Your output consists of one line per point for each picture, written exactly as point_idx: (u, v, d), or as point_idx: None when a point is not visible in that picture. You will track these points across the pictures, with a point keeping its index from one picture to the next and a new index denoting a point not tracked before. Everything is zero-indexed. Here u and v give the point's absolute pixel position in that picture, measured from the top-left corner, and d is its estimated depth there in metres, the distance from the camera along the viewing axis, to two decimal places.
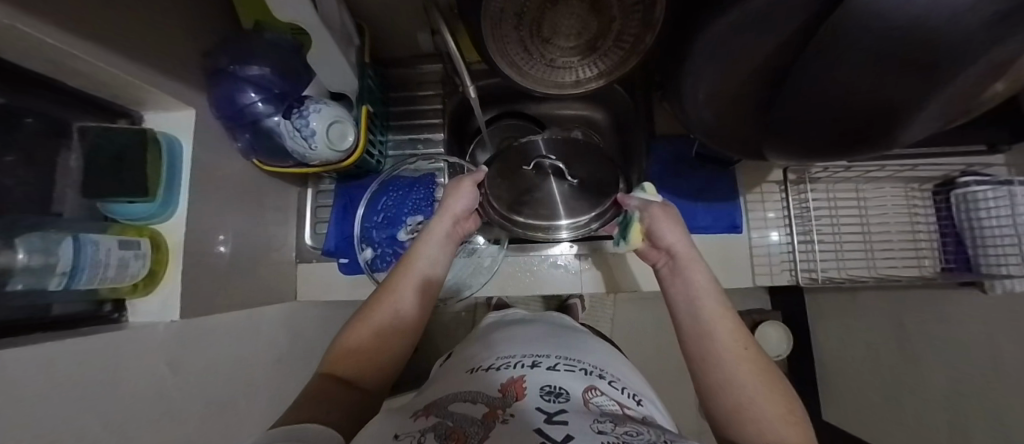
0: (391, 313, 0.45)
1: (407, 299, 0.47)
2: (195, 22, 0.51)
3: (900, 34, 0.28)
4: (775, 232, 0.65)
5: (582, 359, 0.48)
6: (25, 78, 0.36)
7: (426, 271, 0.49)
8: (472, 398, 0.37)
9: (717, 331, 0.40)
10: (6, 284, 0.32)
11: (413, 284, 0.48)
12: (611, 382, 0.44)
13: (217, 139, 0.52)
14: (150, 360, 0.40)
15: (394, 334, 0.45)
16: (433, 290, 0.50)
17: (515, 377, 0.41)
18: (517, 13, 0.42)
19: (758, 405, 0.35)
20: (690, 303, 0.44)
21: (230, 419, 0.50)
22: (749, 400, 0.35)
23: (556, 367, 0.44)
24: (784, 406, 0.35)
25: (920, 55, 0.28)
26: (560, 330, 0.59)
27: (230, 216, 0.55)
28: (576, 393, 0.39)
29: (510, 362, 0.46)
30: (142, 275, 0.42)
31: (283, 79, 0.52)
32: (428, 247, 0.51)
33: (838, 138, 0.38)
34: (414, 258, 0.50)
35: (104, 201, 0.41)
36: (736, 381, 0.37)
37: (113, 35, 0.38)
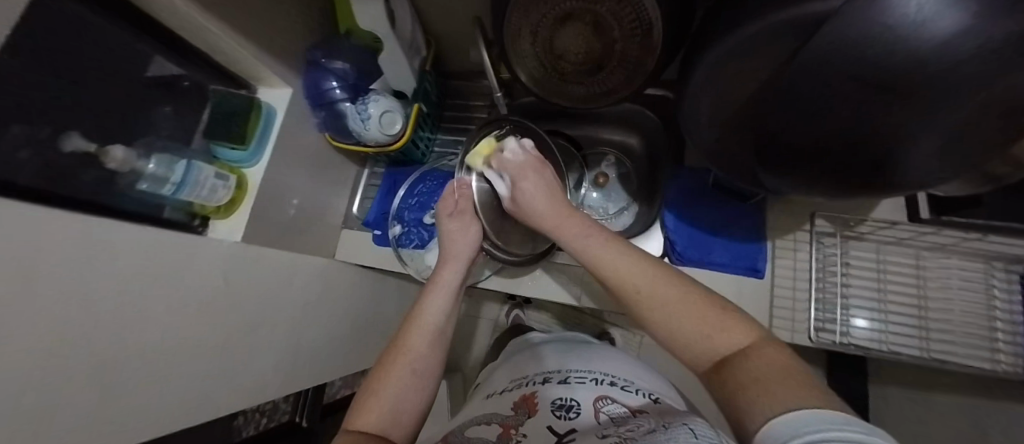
0: (409, 366, 0.51)
1: (424, 349, 0.53)
2: (309, 26, 0.67)
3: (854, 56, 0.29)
4: (800, 284, 0.59)
5: (593, 368, 0.56)
6: (187, 49, 0.54)
7: (437, 315, 0.56)
8: (488, 419, 0.48)
9: (631, 295, 0.45)
10: (138, 183, 0.49)
11: (429, 332, 0.54)
12: (623, 387, 0.51)
13: (303, 113, 0.67)
14: (214, 260, 0.53)
15: (419, 381, 0.50)
16: (444, 339, 0.56)
17: (526, 394, 0.52)
18: (534, 30, 0.48)
19: (699, 340, 0.39)
20: (603, 277, 0.49)
21: (257, 334, 0.60)
22: (692, 338, 0.40)
23: (567, 380, 0.53)
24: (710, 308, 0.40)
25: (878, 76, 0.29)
26: (577, 344, 0.68)
27: (302, 176, 0.69)
28: (586, 403, 0.47)
29: (524, 380, 0.57)
30: (223, 203, 0.55)
31: (359, 75, 0.65)
32: (439, 294, 0.58)
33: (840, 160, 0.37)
34: (423, 316, 0.56)
35: (216, 144, 0.58)
36: (670, 330, 0.41)
37: (247, 25, 0.54)
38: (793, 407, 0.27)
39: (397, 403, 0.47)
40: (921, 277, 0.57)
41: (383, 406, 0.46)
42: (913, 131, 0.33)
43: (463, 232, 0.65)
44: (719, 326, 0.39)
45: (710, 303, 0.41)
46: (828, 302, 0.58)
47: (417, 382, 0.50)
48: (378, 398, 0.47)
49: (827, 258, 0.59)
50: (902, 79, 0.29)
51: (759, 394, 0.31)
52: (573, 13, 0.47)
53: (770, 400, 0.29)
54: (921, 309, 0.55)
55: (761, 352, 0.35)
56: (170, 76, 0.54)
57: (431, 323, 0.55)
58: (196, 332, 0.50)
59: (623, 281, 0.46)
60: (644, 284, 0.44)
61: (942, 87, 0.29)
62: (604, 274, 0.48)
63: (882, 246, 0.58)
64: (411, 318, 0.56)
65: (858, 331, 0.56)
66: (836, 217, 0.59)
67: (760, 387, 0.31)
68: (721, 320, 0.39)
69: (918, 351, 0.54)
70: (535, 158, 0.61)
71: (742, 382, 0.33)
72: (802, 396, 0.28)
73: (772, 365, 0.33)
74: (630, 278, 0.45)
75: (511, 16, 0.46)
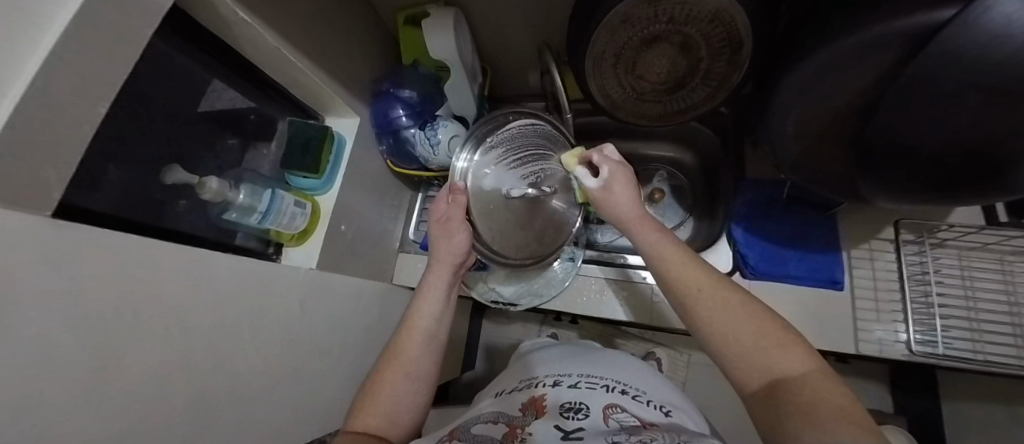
0: (406, 372, 0.51)
1: (418, 353, 0.53)
2: (374, 60, 0.72)
3: (941, 52, 0.32)
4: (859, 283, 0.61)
5: (604, 374, 0.54)
6: (267, 84, 0.60)
7: (431, 321, 0.55)
8: (494, 418, 0.48)
9: (693, 296, 0.43)
10: (226, 212, 0.53)
11: (421, 338, 0.54)
12: (634, 397, 0.49)
13: (368, 140, 0.70)
14: (288, 287, 0.54)
15: (414, 384, 0.51)
16: (437, 343, 0.55)
17: (536, 395, 0.51)
18: (616, 54, 0.50)
19: (755, 355, 0.37)
20: (658, 274, 0.46)
21: (320, 359, 0.60)
22: (747, 352, 0.38)
23: (577, 384, 0.51)
24: (789, 349, 0.37)
25: (961, 69, 0.31)
26: (579, 346, 0.67)
27: (363, 201, 0.72)
28: (597, 409, 0.46)
29: (531, 381, 0.56)
30: (297, 230, 0.58)
31: (423, 101, 0.70)
32: (433, 298, 0.56)
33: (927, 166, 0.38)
34: (416, 318, 0.54)
35: (290, 173, 0.61)
36: (727, 339, 0.39)
37: (319, 57, 0.58)
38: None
39: (391, 403, 0.48)
40: (1012, 283, 0.57)
41: (384, 407, 0.48)
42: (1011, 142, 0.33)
43: (452, 236, 0.55)
44: (782, 348, 0.37)
45: (777, 323, 0.39)
46: (917, 311, 0.59)
47: (412, 384, 0.51)
48: (378, 399, 0.49)
49: (911, 266, 0.60)
50: (1010, 88, 0.30)
51: (822, 426, 0.30)
52: (660, 35, 0.48)
53: (825, 431, 0.29)
54: (1018, 316, 0.56)
55: (819, 387, 0.33)
56: (238, 110, 0.58)
57: (424, 327, 0.54)
58: (269, 356, 0.51)
59: (684, 278, 0.44)
60: (706, 285, 0.42)
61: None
62: (663, 270, 0.45)
63: (967, 252, 0.59)
64: (407, 323, 0.54)
65: (953, 341, 0.56)
66: (919, 225, 0.60)
67: (813, 421, 0.30)
68: (782, 342, 0.37)
69: (1019, 361, 0.54)
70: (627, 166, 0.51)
71: (790, 410, 0.32)
72: (859, 440, 0.28)
73: (828, 400, 0.32)
74: (692, 282, 0.43)
75: (596, 43, 0.48)
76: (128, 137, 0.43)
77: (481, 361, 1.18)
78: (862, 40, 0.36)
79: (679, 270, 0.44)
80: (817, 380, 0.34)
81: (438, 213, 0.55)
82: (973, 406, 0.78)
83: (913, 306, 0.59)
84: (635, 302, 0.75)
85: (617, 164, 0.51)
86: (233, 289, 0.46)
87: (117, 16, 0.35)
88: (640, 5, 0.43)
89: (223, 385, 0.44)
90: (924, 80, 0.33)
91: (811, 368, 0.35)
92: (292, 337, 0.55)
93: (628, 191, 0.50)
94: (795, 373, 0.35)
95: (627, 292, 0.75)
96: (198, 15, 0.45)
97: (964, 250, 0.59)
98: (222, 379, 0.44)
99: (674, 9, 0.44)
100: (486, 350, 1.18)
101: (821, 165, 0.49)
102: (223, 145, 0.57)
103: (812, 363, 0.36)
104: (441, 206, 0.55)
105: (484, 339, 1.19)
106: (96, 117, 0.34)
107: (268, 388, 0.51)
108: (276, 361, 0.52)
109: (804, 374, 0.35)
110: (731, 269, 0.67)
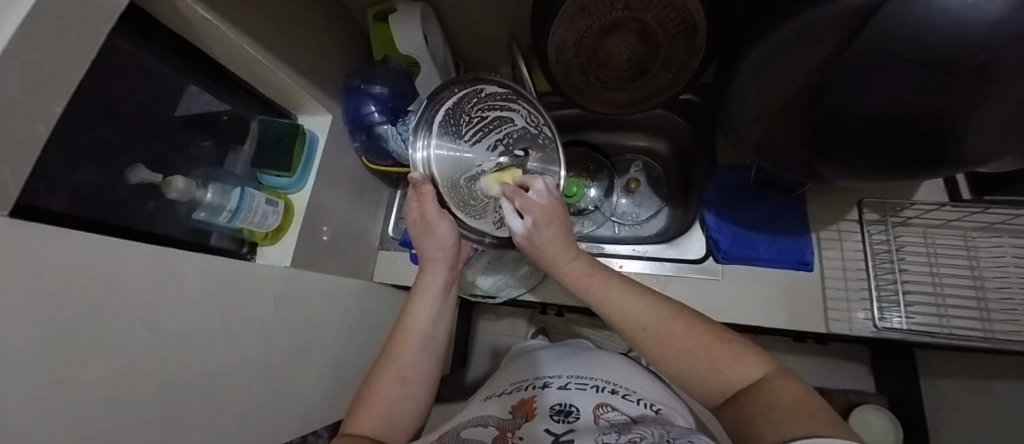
0: (399, 376, 0.51)
1: (415, 358, 0.53)
2: (344, 58, 0.74)
3: (876, 31, 0.33)
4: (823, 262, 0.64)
5: (593, 375, 0.54)
6: (236, 84, 0.60)
7: (426, 323, 0.55)
8: (483, 422, 0.48)
9: (641, 335, 0.45)
10: (196, 211, 0.53)
11: (418, 342, 0.54)
12: (625, 396, 0.49)
13: (341, 136, 0.71)
14: (267, 285, 0.55)
15: (409, 388, 0.51)
16: (434, 346, 0.55)
17: (526, 398, 0.51)
18: (577, 42, 0.52)
19: (708, 373, 0.41)
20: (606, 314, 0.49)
21: (301, 356, 0.61)
22: (702, 373, 0.41)
23: (566, 386, 0.52)
24: (737, 357, 0.40)
25: (895, 48, 0.33)
26: (577, 348, 0.67)
27: (339, 199, 0.72)
28: (586, 409, 0.46)
29: (522, 385, 0.56)
30: (272, 228, 0.59)
31: (394, 97, 0.70)
32: (427, 300, 0.56)
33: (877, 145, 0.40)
34: (411, 319, 0.55)
35: (262, 173, 0.61)
36: (677, 364, 0.42)
37: (289, 56, 0.59)
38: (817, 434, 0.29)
39: (391, 407, 0.49)
40: (974, 258, 0.60)
41: (378, 411, 0.48)
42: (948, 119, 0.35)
43: (433, 232, 0.54)
44: (731, 360, 0.40)
45: (713, 334, 0.43)
46: (882, 288, 0.62)
47: (407, 389, 0.51)
48: (372, 403, 0.49)
49: (877, 244, 0.63)
50: (940, 63, 0.32)
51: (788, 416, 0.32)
52: (618, 22, 0.50)
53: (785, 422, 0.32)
54: (979, 290, 0.59)
55: (777, 386, 0.37)
56: (211, 112, 0.58)
57: (419, 330, 0.54)
58: (249, 353, 0.52)
59: (630, 319, 0.46)
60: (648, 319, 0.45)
61: (953, 63, 0.31)
62: (608, 310, 0.48)
63: (930, 229, 0.62)
64: (399, 329, 0.55)
65: (918, 317, 0.59)
66: (884, 204, 0.63)
67: (775, 416, 0.33)
68: (729, 353, 0.41)
69: (982, 334, 0.57)
70: (554, 205, 0.50)
71: (753, 418, 0.35)
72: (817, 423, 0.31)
73: (780, 396, 0.35)
74: (638, 318, 0.46)
75: (557, 32, 0.49)
76: (95, 139, 0.43)
77: (469, 358, 1.19)
78: (803, 23, 0.38)
79: (627, 306, 0.47)
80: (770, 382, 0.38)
81: (413, 223, 0.54)
82: (946, 382, 0.80)
83: (880, 284, 0.62)
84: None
85: (539, 209, 0.49)
86: (205, 286, 0.46)
87: (79, 18, 0.35)
88: None
89: (197, 385, 0.44)
90: (867, 59, 0.35)
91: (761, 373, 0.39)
92: (267, 336, 0.55)
93: (554, 233, 0.50)
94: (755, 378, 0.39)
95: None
96: (164, 16, 0.46)
97: (925, 228, 0.62)
98: (195, 378, 0.44)
99: None
100: (474, 347, 1.19)
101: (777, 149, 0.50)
102: (197, 148, 0.57)
103: (756, 362, 0.40)
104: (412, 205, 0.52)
105: (471, 336, 1.19)
106: (54, 114, 0.34)
107: (247, 385, 0.51)
108: (252, 361, 0.52)
109: (762, 378, 0.38)
110: (704, 254, 0.68)
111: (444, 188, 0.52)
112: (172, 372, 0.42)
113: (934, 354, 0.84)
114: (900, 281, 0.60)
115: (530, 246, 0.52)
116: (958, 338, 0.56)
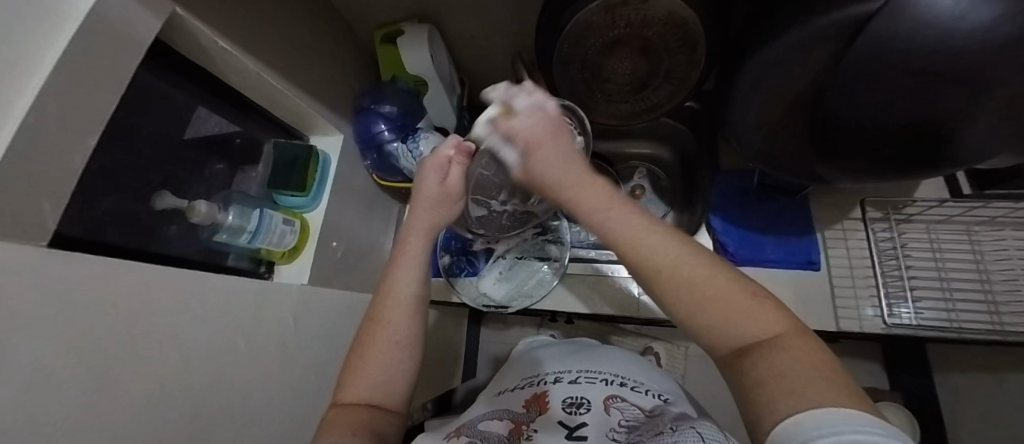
0: (392, 341, 0.45)
1: (404, 321, 0.46)
2: (352, 80, 0.77)
3: (864, 42, 0.35)
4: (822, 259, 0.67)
5: (602, 369, 0.54)
6: (251, 108, 0.63)
7: (411, 285, 0.48)
8: (498, 415, 0.49)
9: (652, 268, 0.32)
10: (217, 234, 0.55)
11: (404, 304, 0.47)
12: (634, 388, 0.50)
13: (352, 155, 0.74)
14: (286, 302, 0.57)
15: (403, 353, 0.45)
16: (423, 307, 0.49)
17: (537, 392, 0.51)
18: (582, 59, 0.54)
19: (720, 324, 0.29)
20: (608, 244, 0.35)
21: (319, 370, 0.62)
22: (714, 322, 0.29)
23: (577, 380, 0.52)
24: (766, 313, 0.29)
25: (884, 55, 0.35)
26: (582, 343, 0.68)
27: (350, 216, 0.74)
28: (597, 401, 0.47)
29: (533, 380, 0.56)
30: (288, 247, 0.61)
31: (403, 115, 0.73)
32: (410, 259, 0.48)
33: (882, 146, 0.41)
34: (392, 284, 0.47)
35: (278, 193, 0.64)
36: (690, 309, 0.30)
37: (301, 81, 0.62)
38: (808, 409, 0.23)
39: (383, 375, 0.44)
40: (978, 252, 0.62)
41: (372, 381, 0.43)
42: (951, 121, 0.36)
43: (450, 200, 0.50)
44: (749, 308, 0.29)
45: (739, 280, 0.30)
46: (890, 284, 0.63)
47: (400, 354, 0.45)
48: (363, 375, 0.43)
49: (881, 242, 0.65)
50: (934, 67, 0.33)
51: (787, 392, 0.24)
52: (620, 40, 0.52)
53: (783, 403, 0.24)
54: (986, 283, 0.61)
55: (794, 350, 0.27)
56: (224, 134, 0.60)
57: (406, 293, 0.47)
58: (271, 370, 0.53)
59: (640, 244, 0.32)
60: (664, 260, 0.31)
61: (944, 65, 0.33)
62: (617, 246, 0.34)
63: (932, 225, 0.64)
64: (382, 292, 0.47)
65: (927, 312, 0.61)
66: (885, 203, 0.65)
67: (784, 389, 0.25)
68: (747, 303, 0.29)
69: (991, 327, 0.58)
70: (551, 124, 0.40)
71: (770, 385, 0.25)
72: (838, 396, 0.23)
73: (793, 361, 0.26)
74: (650, 248, 0.32)
75: (562, 50, 0.52)
76: (118, 166, 0.44)
77: (479, 369, 1.18)
78: (793, 36, 0.40)
79: (631, 230, 0.33)
80: (791, 343, 0.27)
81: (433, 189, 0.50)
82: (960, 376, 0.80)
83: (886, 279, 0.63)
84: (615, 298, 0.76)
85: (530, 130, 0.39)
86: (225, 306, 0.47)
87: (109, 53, 0.37)
88: (599, 11, 0.47)
89: (224, 404, 0.45)
90: (862, 67, 0.36)
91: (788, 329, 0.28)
92: (287, 353, 0.56)
93: (554, 151, 0.39)
94: (774, 335, 0.28)
95: (607, 288, 0.77)
96: (187, 50, 0.48)
97: (928, 224, 0.64)
98: (222, 398, 0.45)
99: (631, 15, 0.49)
100: (483, 357, 1.18)
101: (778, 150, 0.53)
102: (210, 170, 0.59)
103: (776, 317, 0.29)
104: (443, 168, 0.50)
105: (482, 347, 1.20)
106: (88, 148, 0.35)
107: (269, 402, 0.52)
108: (275, 379, 0.53)
109: (778, 338, 0.27)
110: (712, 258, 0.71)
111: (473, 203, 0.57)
112: (203, 391, 0.43)
113: (947, 349, 0.84)
114: (906, 276, 0.62)
115: (530, 179, 0.40)
116: (967, 332, 0.57)
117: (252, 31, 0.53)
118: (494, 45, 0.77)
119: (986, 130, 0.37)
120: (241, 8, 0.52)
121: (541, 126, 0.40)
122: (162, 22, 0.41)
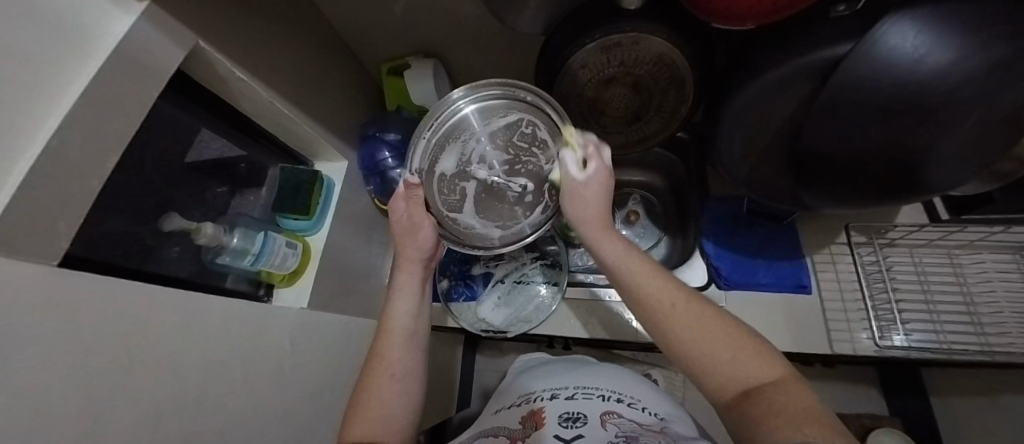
0: (391, 373, 0.48)
1: (398, 354, 0.49)
2: (359, 110, 0.80)
3: (837, 84, 0.39)
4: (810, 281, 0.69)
5: (599, 385, 0.54)
6: (258, 134, 0.65)
7: (407, 320, 0.52)
8: (496, 432, 0.50)
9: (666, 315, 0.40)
10: (221, 255, 0.55)
11: (400, 338, 0.50)
12: (630, 405, 0.50)
13: (356, 180, 0.77)
14: (285, 326, 0.56)
15: (401, 384, 0.47)
16: (418, 341, 0.52)
17: (534, 408, 0.51)
18: (579, 93, 0.58)
19: (723, 368, 0.36)
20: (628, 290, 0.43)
21: (315, 394, 0.61)
22: (719, 365, 0.36)
23: (573, 396, 0.51)
24: (762, 364, 0.35)
25: (855, 93, 0.38)
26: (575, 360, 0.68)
27: (350, 240, 0.75)
28: (594, 416, 0.47)
29: (530, 397, 0.56)
30: (290, 270, 0.62)
31: (406, 142, 0.78)
32: (404, 296, 0.53)
33: (861, 177, 0.45)
34: (391, 318, 0.51)
35: (281, 216, 0.65)
36: (696, 354, 0.37)
37: (310, 109, 0.65)
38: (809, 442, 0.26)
39: (386, 406, 0.45)
40: (960, 275, 0.65)
41: (378, 412, 0.45)
42: (921, 153, 0.39)
43: (416, 229, 0.52)
44: (748, 354, 0.36)
45: (742, 335, 0.37)
46: (879, 307, 0.66)
47: (401, 385, 0.47)
48: (369, 404, 0.45)
49: (867, 264, 0.68)
50: (904, 103, 0.37)
51: (776, 424, 0.29)
52: (614, 76, 0.56)
53: (772, 430, 0.29)
54: (970, 304, 0.63)
55: (788, 391, 0.32)
56: (228, 159, 0.62)
57: (400, 325, 0.51)
58: (266, 394, 0.51)
59: (654, 299, 0.40)
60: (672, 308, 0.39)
61: (911, 101, 0.36)
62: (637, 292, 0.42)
63: (915, 249, 0.68)
64: (382, 327, 0.51)
65: (916, 334, 0.62)
66: (868, 228, 0.69)
67: (777, 422, 0.30)
68: (749, 354, 0.36)
69: (978, 347, 0.60)
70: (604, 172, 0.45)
71: (760, 416, 0.31)
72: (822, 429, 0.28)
73: (791, 400, 0.31)
74: (666, 302, 0.40)
75: (561, 84, 0.56)
76: (127, 188, 0.45)
77: (474, 396, 1.15)
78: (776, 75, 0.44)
79: (659, 283, 0.41)
80: (785, 386, 0.33)
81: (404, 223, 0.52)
82: (958, 401, 0.81)
83: (874, 303, 0.66)
84: (615, 323, 0.76)
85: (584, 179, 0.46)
86: (225, 327, 0.47)
87: (132, 82, 0.38)
88: (595, 50, 0.52)
89: (218, 429, 0.44)
90: (837, 104, 0.40)
91: (781, 375, 0.34)
92: (282, 377, 0.55)
93: (600, 190, 0.46)
94: (769, 379, 0.34)
95: (605, 314, 0.77)
96: (205, 81, 0.51)
97: (908, 248, 0.68)
98: (214, 425, 0.43)
99: (623, 55, 0.53)
100: (480, 384, 1.16)
101: (764, 175, 0.56)
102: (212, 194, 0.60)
103: (772, 367, 0.35)
104: (399, 205, 0.52)
105: (477, 374, 1.17)
106: (107, 171, 0.36)
107: (264, 428, 0.51)
108: (269, 405, 0.52)
109: (773, 381, 0.34)
110: (706, 281, 0.74)
111: (435, 180, 0.51)
112: (198, 416, 0.42)
113: (946, 373, 0.85)
114: (893, 299, 0.64)
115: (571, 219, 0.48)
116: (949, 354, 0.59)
117: (265, 64, 0.56)
118: (496, 78, 0.81)
119: (957, 160, 0.40)
120: (256, 44, 0.55)
121: (599, 176, 0.45)
122: (184, 52, 0.44)
